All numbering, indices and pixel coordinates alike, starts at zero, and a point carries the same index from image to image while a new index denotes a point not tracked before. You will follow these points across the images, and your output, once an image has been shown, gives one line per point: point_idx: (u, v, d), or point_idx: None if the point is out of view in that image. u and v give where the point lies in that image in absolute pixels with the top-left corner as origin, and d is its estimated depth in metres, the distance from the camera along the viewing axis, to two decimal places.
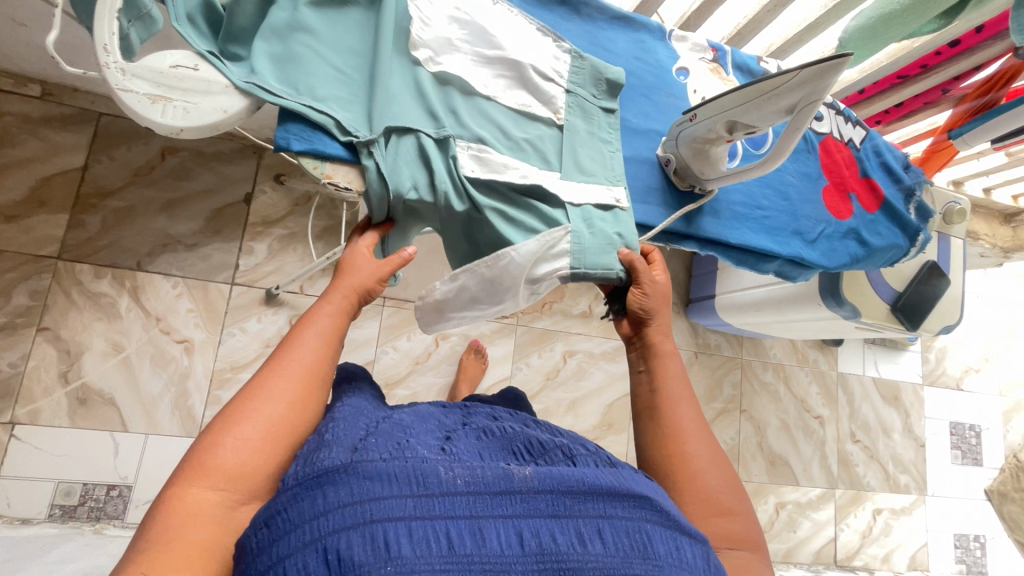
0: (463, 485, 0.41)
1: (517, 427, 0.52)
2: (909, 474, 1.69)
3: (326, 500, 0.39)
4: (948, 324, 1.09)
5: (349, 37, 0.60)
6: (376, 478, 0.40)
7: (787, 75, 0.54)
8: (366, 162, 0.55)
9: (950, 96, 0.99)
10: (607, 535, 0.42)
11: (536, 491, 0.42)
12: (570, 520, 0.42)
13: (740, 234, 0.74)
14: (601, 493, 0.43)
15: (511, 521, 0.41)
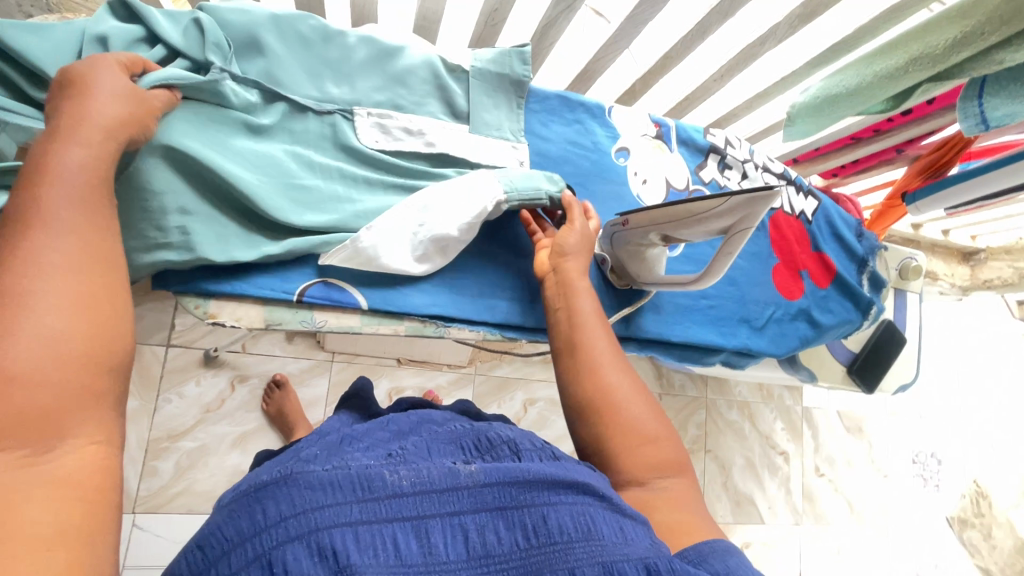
0: (410, 486, 0.35)
1: (471, 424, 0.44)
2: (873, 505, 1.70)
3: (266, 515, 0.32)
4: (904, 383, 1.07)
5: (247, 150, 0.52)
6: (318, 487, 0.33)
7: (717, 200, 0.50)
8: (245, 286, 0.50)
9: (904, 155, 0.96)
10: (560, 526, 0.34)
11: (482, 484, 0.35)
12: (516, 513, 0.35)
13: (683, 330, 0.70)
14: (552, 483, 0.36)
15: (457, 520, 0.34)
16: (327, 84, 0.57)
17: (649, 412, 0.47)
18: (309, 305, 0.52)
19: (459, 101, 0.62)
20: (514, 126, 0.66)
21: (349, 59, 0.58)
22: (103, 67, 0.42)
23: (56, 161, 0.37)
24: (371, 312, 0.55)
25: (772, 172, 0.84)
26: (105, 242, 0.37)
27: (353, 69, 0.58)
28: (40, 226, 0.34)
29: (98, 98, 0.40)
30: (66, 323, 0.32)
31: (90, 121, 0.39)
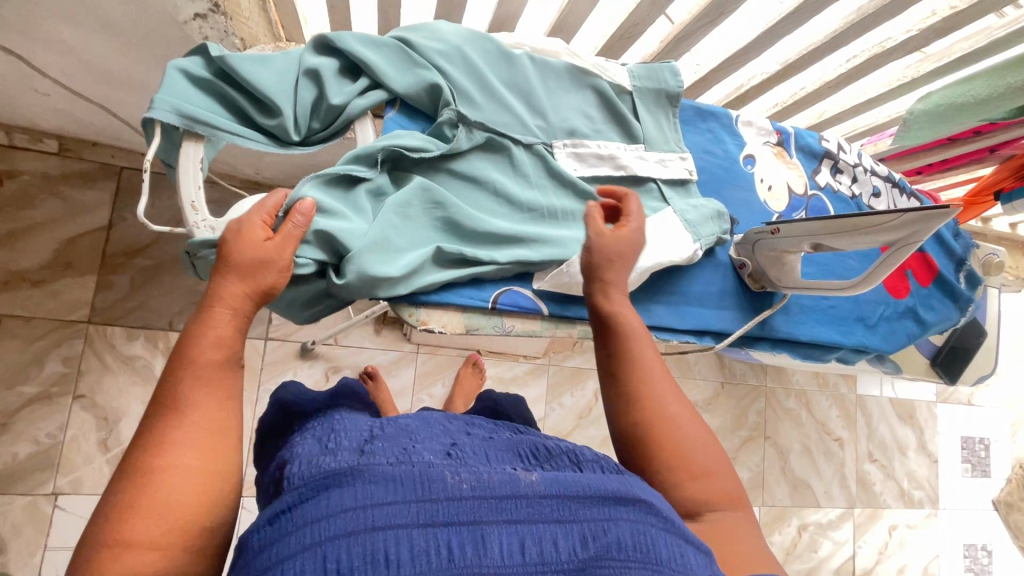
0: (469, 489, 0.34)
1: (529, 434, 0.45)
2: (922, 489, 1.76)
3: (329, 503, 0.32)
4: (983, 374, 1.11)
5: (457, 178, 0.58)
6: (382, 485, 0.33)
7: (889, 215, 0.54)
8: (449, 295, 0.55)
9: (997, 155, 0.99)
10: (618, 541, 0.34)
11: (542, 495, 0.35)
12: (575, 526, 0.35)
13: (809, 330, 0.74)
14: (612, 499, 0.36)
15: (514, 527, 0.34)
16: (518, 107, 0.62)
17: (701, 440, 0.48)
18: (501, 311, 0.57)
19: (629, 118, 0.67)
20: (675, 138, 0.70)
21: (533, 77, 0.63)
22: (242, 234, 0.44)
23: (195, 344, 0.40)
24: (550, 317, 0.60)
25: (880, 175, 0.87)
26: (223, 381, 0.41)
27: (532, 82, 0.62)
28: (179, 408, 0.38)
29: (239, 276, 0.43)
30: (186, 471, 0.36)
31: (226, 299, 0.43)
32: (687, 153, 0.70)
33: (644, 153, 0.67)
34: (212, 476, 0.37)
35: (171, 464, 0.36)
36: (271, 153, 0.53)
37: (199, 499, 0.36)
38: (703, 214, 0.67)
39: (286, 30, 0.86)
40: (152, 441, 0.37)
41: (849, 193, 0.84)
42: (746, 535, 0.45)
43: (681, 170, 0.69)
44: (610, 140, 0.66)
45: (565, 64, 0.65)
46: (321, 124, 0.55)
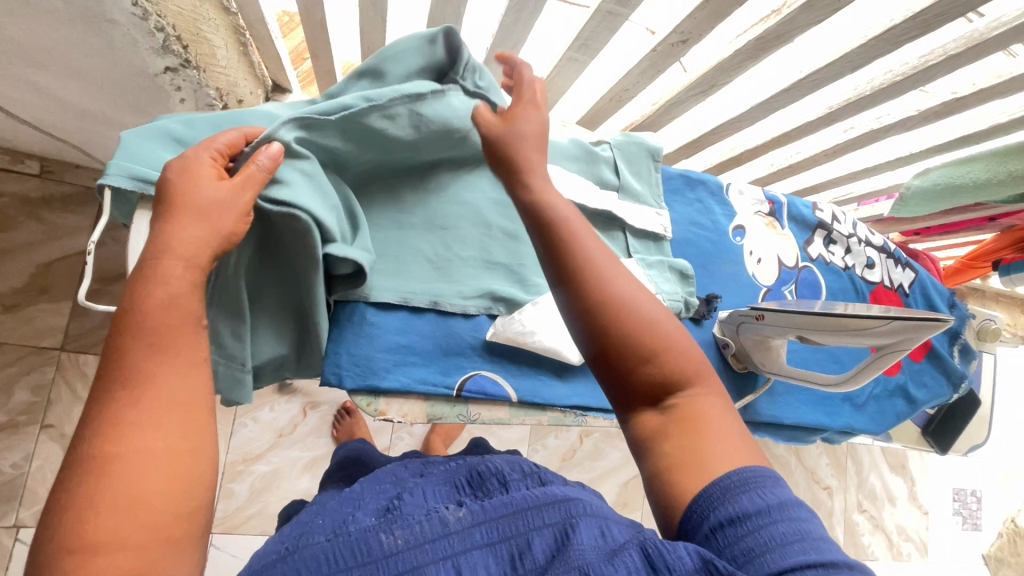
0: (405, 544, 0.33)
1: (463, 461, 0.44)
2: (911, 542, 1.72)
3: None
4: (975, 442, 1.08)
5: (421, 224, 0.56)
6: (319, 561, 0.33)
7: (878, 321, 0.51)
8: (409, 385, 0.52)
9: (996, 223, 0.97)
10: (543, 549, 0.33)
11: (471, 523, 0.35)
12: (503, 544, 0.34)
13: (793, 412, 0.71)
14: (534, 507, 0.35)
15: (451, 561, 0.33)
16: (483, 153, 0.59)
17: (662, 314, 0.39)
18: (466, 398, 0.54)
19: (604, 172, 0.65)
20: (655, 190, 0.69)
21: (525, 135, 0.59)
22: (189, 180, 0.38)
23: (143, 316, 0.32)
24: (519, 404, 0.57)
25: (874, 246, 0.84)
26: (187, 344, 0.33)
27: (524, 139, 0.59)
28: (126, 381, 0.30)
29: (198, 225, 0.36)
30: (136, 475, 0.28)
31: (179, 255, 0.35)
32: (665, 210, 0.68)
33: (619, 202, 0.65)
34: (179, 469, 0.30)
35: (120, 452, 0.28)
36: None
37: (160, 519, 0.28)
38: (668, 275, 0.65)
39: (270, 71, 0.84)
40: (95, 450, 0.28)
41: (842, 264, 0.81)
42: (719, 412, 0.37)
43: (656, 224, 0.67)
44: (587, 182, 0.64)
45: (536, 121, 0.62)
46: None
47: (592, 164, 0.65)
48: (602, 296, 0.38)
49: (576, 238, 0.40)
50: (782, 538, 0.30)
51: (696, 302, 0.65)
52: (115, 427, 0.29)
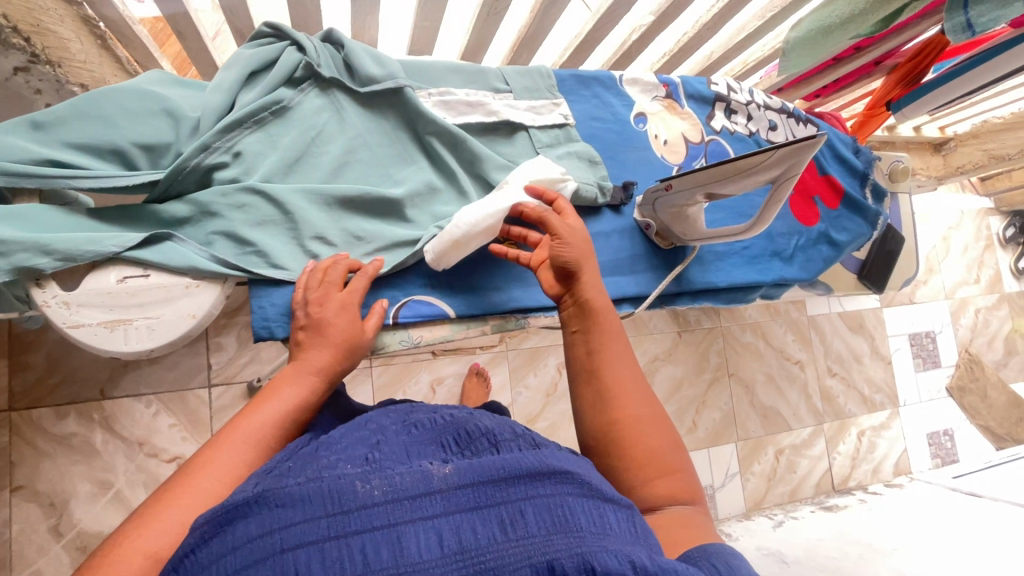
0: (382, 496, 0.34)
1: (453, 416, 0.44)
2: (882, 392, 1.85)
3: (234, 536, 0.32)
4: (907, 277, 1.16)
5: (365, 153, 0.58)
6: (291, 504, 0.33)
7: (763, 154, 0.54)
8: None
9: (882, 66, 1.02)
10: (537, 521, 0.34)
11: (457, 486, 0.35)
12: (492, 510, 0.35)
13: (725, 275, 0.75)
14: (528, 477, 0.36)
15: (430, 523, 0.33)
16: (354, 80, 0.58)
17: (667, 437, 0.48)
18: (404, 324, 0.56)
19: (492, 82, 0.66)
20: (548, 84, 0.70)
21: (379, 73, 0.57)
22: (323, 296, 0.49)
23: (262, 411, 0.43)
24: (459, 319, 0.59)
25: (773, 108, 0.88)
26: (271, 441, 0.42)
27: (379, 76, 0.57)
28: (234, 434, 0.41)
29: (324, 347, 0.48)
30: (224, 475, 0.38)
31: (323, 350, 0.48)
32: (561, 98, 0.70)
33: (515, 103, 0.66)
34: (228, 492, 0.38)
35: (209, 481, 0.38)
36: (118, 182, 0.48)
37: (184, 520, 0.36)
38: (572, 161, 0.67)
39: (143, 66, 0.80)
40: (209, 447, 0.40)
41: (746, 132, 0.85)
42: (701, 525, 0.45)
43: (555, 116, 0.68)
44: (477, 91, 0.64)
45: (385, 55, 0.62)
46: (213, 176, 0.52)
47: (478, 75, 0.65)
48: (616, 414, 0.48)
49: (609, 356, 0.52)
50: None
51: (607, 183, 0.67)
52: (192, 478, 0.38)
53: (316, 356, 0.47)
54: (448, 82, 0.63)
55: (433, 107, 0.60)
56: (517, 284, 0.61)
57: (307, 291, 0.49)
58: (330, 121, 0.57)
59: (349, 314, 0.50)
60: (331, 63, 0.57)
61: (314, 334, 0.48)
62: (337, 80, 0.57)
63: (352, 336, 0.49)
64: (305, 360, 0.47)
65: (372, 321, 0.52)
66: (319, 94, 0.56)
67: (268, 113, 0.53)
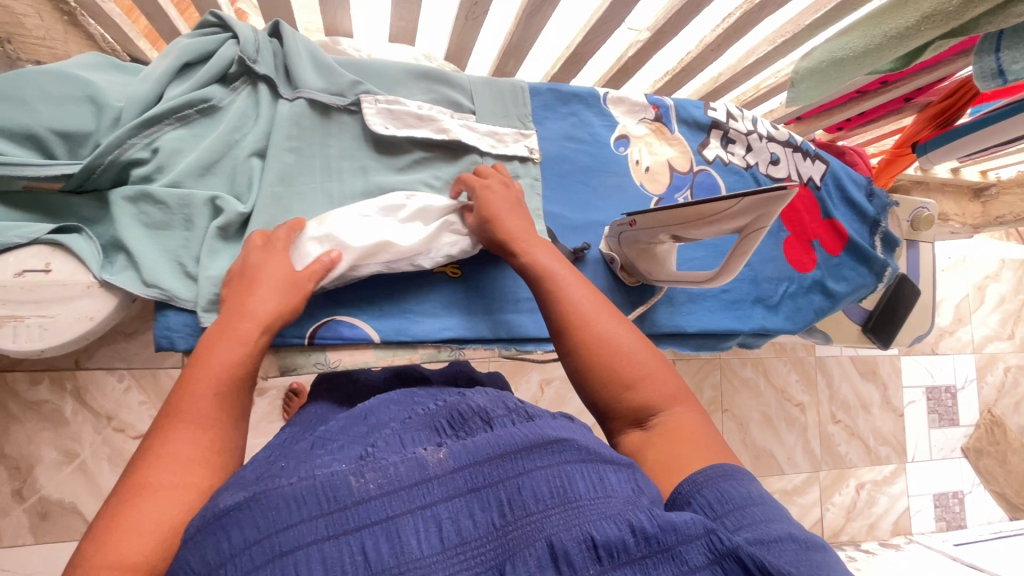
0: (377, 489, 0.30)
1: (446, 400, 0.41)
2: (888, 445, 1.74)
3: (230, 544, 0.28)
4: (918, 333, 1.07)
5: (299, 160, 0.54)
6: (284, 505, 0.29)
7: (728, 202, 0.48)
8: None
9: (913, 104, 0.93)
10: (535, 494, 0.30)
11: (453, 470, 0.32)
12: (491, 491, 0.31)
13: (697, 320, 0.69)
14: (523, 449, 0.32)
15: (430, 512, 0.30)
16: (289, 86, 0.54)
17: (636, 346, 0.42)
18: (321, 345, 0.52)
19: (454, 97, 0.61)
20: (522, 111, 0.65)
21: (315, 84, 0.55)
22: (265, 253, 0.47)
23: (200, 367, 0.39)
24: (385, 344, 0.55)
25: (777, 140, 0.81)
26: (235, 397, 0.39)
27: (317, 88, 0.55)
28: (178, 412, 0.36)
29: (263, 294, 0.44)
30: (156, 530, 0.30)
31: (254, 314, 0.43)
32: (533, 130, 0.65)
33: (474, 124, 0.61)
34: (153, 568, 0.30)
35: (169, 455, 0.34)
36: (31, 169, 0.45)
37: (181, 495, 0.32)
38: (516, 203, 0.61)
39: (121, 43, 0.78)
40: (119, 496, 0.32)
41: (742, 164, 0.78)
42: (701, 429, 0.39)
43: (518, 146, 0.63)
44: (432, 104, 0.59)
45: (337, 58, 0.58)
46: (130, 173, 0.49)
47: (442, 85, 0.61)
48: (582, 338, 0.43)
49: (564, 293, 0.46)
50: (743, 524, 0.31)
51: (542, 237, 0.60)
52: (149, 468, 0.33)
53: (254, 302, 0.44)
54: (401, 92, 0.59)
55: (373, 115, 0.56)
56: (454, 311, 0.57)
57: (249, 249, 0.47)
58: (263, 122, 0.53)
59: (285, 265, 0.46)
60: (269, 61, 0.54)
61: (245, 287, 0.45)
62: (272, 79, 0.54)
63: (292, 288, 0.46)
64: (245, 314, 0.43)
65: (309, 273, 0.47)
66: (252, 95, 0.54)
67: (194, 111, 0.51)
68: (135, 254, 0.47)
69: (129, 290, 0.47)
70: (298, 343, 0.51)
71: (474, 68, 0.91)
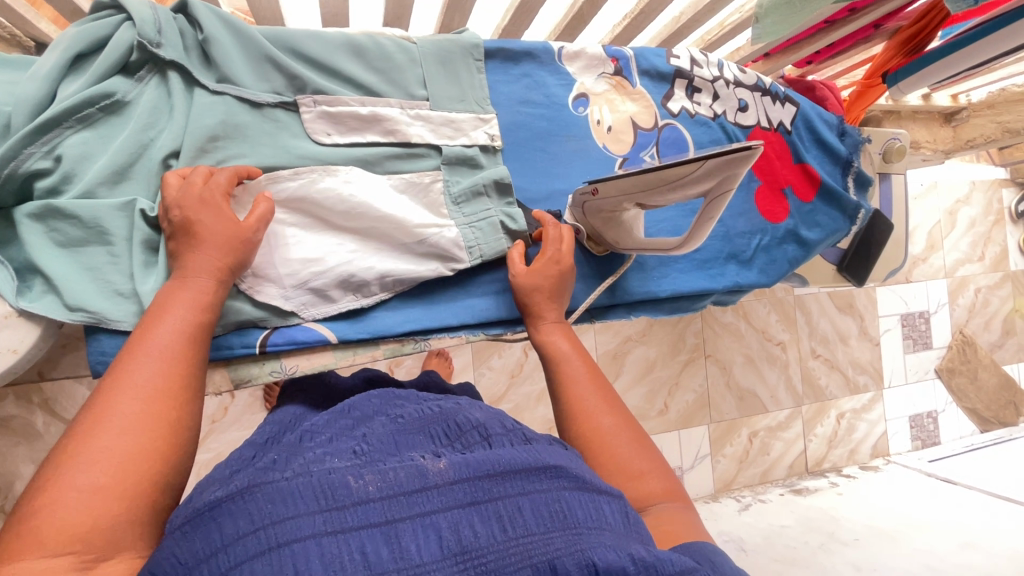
0: (377, 490, 0.30)
1: (443, 406, 0.41)
2: (867, 373, 1.79)
3: (224, 533, 0.28)
4: (892, 268, 1.08)
5: (222, 154, 0.49)
6: (279, 499, 0.29)
7: (691, 165, 0.44)
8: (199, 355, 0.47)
9: (883, 31, 0.89)
10: (534, 517, 0.31)
11: (454, 481, 0.32)
12: (492, 506, 0.31)
13: (669, 282, 0.67)
14: (523, 471, 0.33)
15: (429, 520, 0.30)
16: (207, 73, 0.49)
17: (631, 441, 0.46)
18: (276, 352, 0.50)
19: (400, 70, 0.55)
20: (479, 94, 0.59)
21: (235, 68, 0.49)
22: (202, 200, 0.43)
23: (154, 329, 0.39)
24: (343, 345, 0.52)
25: (746, 85, 0.76)
26: (187, 359, 0.40)
27: (238, 74, 0.49)
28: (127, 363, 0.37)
29: (205, 248, 0.42)
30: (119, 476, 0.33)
31: (206, 270, 0.42)
32: (493, 113, 0.59)
33: (429, 114, 0.55)
34: (125, 505, 0.32)
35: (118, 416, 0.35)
36: None
37: (118, 466, 0.33)
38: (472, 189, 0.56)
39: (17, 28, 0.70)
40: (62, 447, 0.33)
41: (709, 114, 0.74)
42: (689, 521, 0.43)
43: (478, 134, 0.58)
44: (379, 98, 0.54)
45: (266, 29, 0.52)
46: (34, 187, 0.44)
47: (393, 74, 0.55)
48: (584, 429, 0.47)
49: (573, 377, 0.50)
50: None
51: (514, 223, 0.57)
52: (90, 431, 0.34)
53: (200, 259, 0.42)
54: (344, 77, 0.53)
55: (313, 121, 0.52)
56: (417, 303, 0.55)
57: (167, 195, 0.43)
58: (175, 114, 0.47)
59: (221, 207, 0.44)
60: (176, 43, 0.48)
61: (186, 240, 0.42)
62: (182, 64, 0.48)
63: (230, 232, 0.43)
64: (185, 267, 0.42)
65: (259, 211, 0.46)
66: (163, 85, 0.48)
67: (97, 109, 0.45)
68: (52, 278, 0.43)
69: (52, 316, 0.43)
70: (252, 355, 0.49)
71: (418, 28, 0.84)
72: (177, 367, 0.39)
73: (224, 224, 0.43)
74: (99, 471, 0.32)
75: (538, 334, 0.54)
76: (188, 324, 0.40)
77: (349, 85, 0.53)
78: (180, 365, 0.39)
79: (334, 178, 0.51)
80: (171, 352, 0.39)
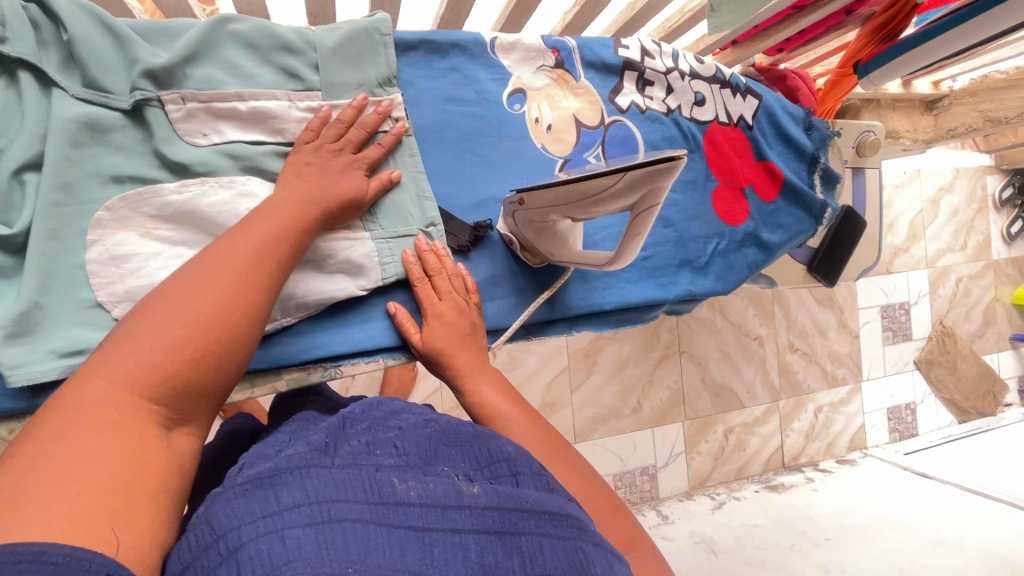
0: (419, 496, 0.29)
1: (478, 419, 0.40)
2: (845, 366, 1.77)
3: (278, 501, 0.27)
4: (864, 266, 1.04)
5: (88, 166, 0.43)
6: (332, 482, 0.28)
7: (611, 177, 0.39)
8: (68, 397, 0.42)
9: (855, 17, 0.83)
10: (555, 561, 0.30)
11: (487, 508, 0.30)
12: (519, 542, 0.30)
13: (616, 294, 0.62)
14: (551, 513, 0.32)
15: (458, 538, 0.29)
16: (71, 74, 0.43)
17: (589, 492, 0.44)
18: None
19: (292, 56, 0.49)
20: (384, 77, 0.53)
21: (104, 69, 0.43)
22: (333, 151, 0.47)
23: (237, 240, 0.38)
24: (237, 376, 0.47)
25: (703, 77, 0.71)
26: (266, 279, 0.38)
27: (107, 76, 0.43)
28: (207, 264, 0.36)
29: (309, 187, 0.44)
30: (184, 363, 0.32)
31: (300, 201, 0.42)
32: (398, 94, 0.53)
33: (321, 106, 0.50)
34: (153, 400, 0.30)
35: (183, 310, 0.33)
36: None
37: (168, 360, 0.31)
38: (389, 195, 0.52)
39: None
40: (102, 350, 0.31)
41: (662, 110, 0.68)
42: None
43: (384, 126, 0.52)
44: (262, 90, 0.48)
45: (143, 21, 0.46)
46: None
47: (282, 60, 0.49)
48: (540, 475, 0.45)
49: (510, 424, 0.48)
50: None
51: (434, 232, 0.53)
52: (149, 321, 0.32)
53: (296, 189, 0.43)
54: (226, 64, 0.47)
55: (185, 121, 0.46)
56: (322, 326, 0.50)
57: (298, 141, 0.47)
58: (26, 120, 0.41)
59: (356, 173, 0.48)
60: (27, 38, 0.42)
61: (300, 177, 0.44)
62: (35, 62, 0.42)
63: (353, 188, 0.47)
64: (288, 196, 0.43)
65: (375, 186, 0.49)
66: (13, 86, 0.42)
67: None
68: None
69: None
70: None
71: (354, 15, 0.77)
72: (252, 280, 0.37)
73: (355, 180, 0.47)
74: (144, 358, 0.31)
75: (464, 390, 0.50)
76: (270, 246, 0.39)
77: (228, 73, 0.47)
78: (257, 280, 0.37)
79: (226, 186, 0.45)
80: (250, 262, 0.37)
